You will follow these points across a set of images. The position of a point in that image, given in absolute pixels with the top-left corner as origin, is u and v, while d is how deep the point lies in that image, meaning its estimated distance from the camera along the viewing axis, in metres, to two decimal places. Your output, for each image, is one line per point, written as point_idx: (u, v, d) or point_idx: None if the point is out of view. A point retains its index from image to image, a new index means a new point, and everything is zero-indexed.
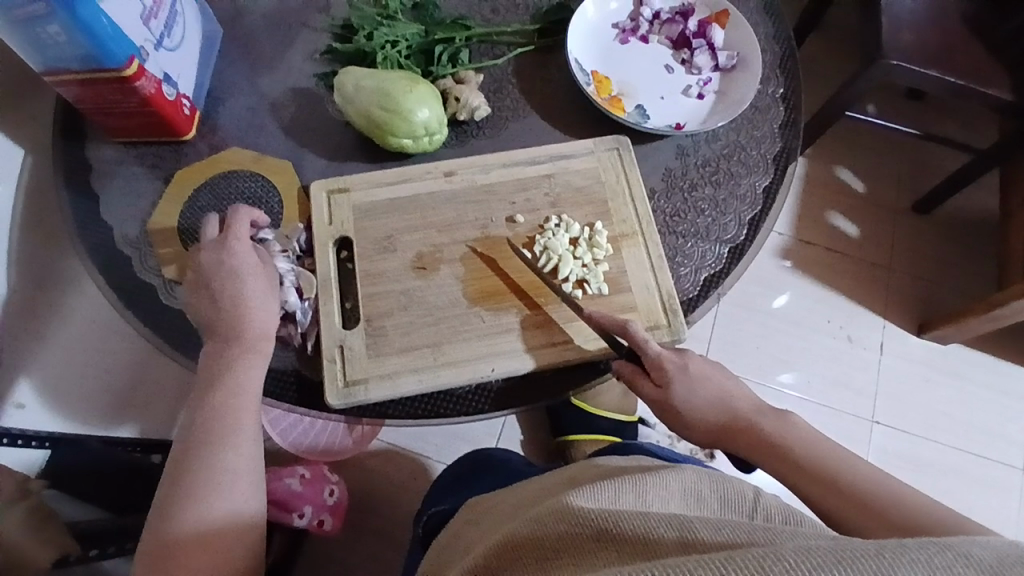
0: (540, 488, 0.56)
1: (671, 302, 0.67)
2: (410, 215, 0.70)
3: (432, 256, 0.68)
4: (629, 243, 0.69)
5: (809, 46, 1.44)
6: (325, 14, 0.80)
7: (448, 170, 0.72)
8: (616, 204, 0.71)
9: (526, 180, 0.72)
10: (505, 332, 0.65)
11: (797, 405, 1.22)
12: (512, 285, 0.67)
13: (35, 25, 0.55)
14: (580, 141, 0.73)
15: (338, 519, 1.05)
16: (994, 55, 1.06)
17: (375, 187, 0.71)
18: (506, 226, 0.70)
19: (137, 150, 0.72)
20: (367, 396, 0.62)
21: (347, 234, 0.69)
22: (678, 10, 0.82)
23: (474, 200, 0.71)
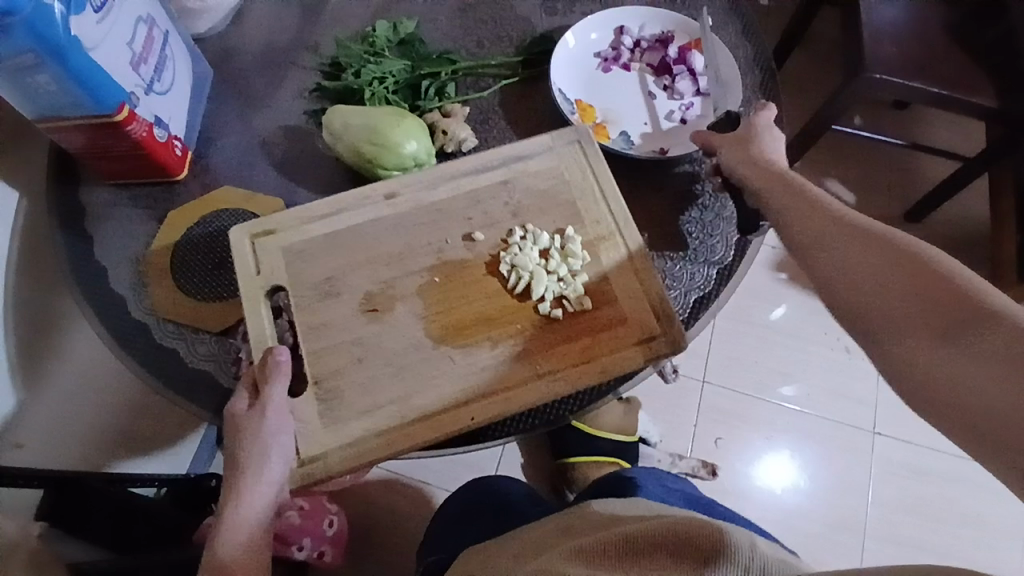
0: (537, 540, 0.59)
1: (663, 306, 0.66)
2: (352, 254, 0.68)
3: (383, 295, 0.66)
4: (606, 245, 0.68)
5: (794, 63, 1.46)
6: (314, 52, 0.82)
7: (388, 193, 0.70)
8: (587, 204, 0.70)
9: (481, 189, 0.70)
10: (478, 370, 0.64)
11: (798, 418, 1.22)
12: (481, 316, 0.66)
13: (26, 76, 0.56)
14: (537, 138, 0.72)
15: (338, 549, 1.05)
16: (975, 63, 1.08)
17: (305, 224, 0.69)
18: (463, 248, 0.68)
19: (130, 191, 0.73)
20: (328, 470, 0.61)
21: (281, 284, 0.66)
22: (657, 38, 0.84)
23: (420, 221, 0.69)
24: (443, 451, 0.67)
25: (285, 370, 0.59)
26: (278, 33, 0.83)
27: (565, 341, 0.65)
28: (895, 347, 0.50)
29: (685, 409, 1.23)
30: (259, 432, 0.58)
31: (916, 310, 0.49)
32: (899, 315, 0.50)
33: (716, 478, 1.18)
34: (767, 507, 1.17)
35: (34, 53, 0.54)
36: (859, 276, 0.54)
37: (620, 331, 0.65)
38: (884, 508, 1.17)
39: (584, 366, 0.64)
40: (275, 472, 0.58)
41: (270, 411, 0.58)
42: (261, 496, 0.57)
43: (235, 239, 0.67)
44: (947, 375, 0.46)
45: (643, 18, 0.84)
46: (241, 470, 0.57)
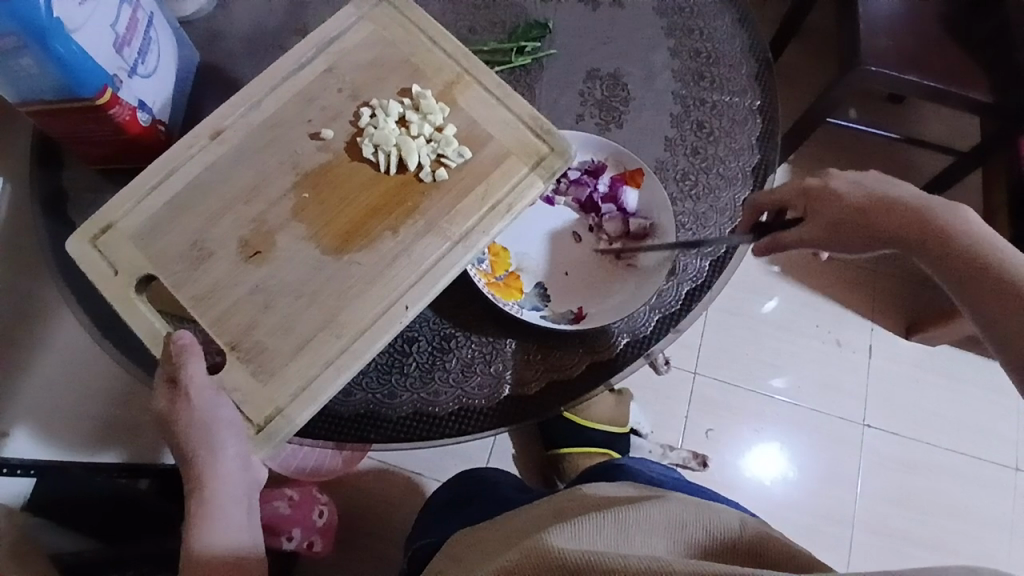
0: (528, 519, 0.58)
1: (543, 126, 0.64)
2: (218, 198, 0.61)
3: (263, 237, 0.60)
4: (462, 89, 0.66)
5: (789, 54, 1.45)
6: (302, 36, 0.81)
7: (215, 130, 0.63)
8: (422, 56, 0.67)
9: (314, 83, 0.65)
10: (393, 260, 0.59)
11: (789, 410, 1.23)
12: (369, 212, 0.61)
13: (6, 57, 0.55)
14: (342, 12, 0.67)
15: (328, 539, 1.04)
16: (971, 56, 1.07)
17: (142, 202, 0.61)
18: (318, 151, 0.63)
19: (114, 176, 0.72)
20: (290, 422, 0.56)
21: (149, 273, 0.59)
22: (587, 168, 0.75)
23: (264, 142, 0.63)
24: (438, 442, 0.67)
25: (194, 349, 0.54)
26: (265, 17, 0.81)
27: (465, 195, 0.62)
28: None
29: (677, 399, 1.23)
30: (201, 412, 0.54)
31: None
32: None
33: (705, 469, 1.18)
34: (757, 497, 1.17)
35: (16, 35, 0.53)
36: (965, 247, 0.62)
37: (511, 168, 0.63)
38: (872, 499, 1.18)
39: (493, 213, 0.61)
40: (231, 446, 0.55)
41: (194, 390, 0.54)
42: (224, 472, 0.55)
43: (76, 250, 0.59)
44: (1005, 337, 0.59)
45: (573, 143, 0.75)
46: (192, 452, 0.54)
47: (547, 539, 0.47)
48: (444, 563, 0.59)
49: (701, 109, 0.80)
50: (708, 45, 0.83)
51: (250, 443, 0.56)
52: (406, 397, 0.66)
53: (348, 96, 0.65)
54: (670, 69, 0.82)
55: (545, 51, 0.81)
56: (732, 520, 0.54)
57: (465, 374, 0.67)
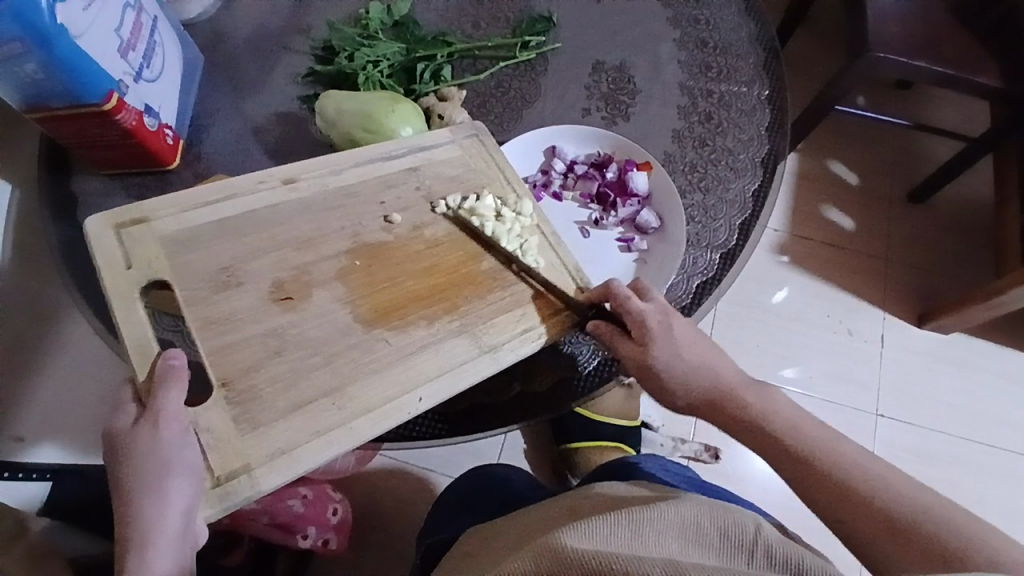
0: (540, 519, 0.58)
1: (580, 275, 0.65)
2: (253, 237, 0.61)
3: (297, 283, 0.60)
4: (523, 226, 0.66)
5: (795, 42, 1.44)
6: (306, 36, 0.80)
7: (287, 177, 0.64)
8: (495, 189, 0.68)
9: (388, 177, 0.66)
10: (419, 350, 0.58)
11: (801, 401, 1.22)
12: (410, 295, 0.61)
13: (13, 65, 0.55)
14: (439, 131, 0.70)
15: (343, 536, 1.04)
16: (980, 41, 1.06)
17: (187, 211, 0.61)
18: (382, 231, 0.64)
19: (123, 180, 0.72)
20: (253, 486, 0.52)
21: (161, 279, 0.58)
22: (593, 160, 0.76)
23: (333, 205, 0.64)
24: (453, 440, 0.67)
25: (181, 374, 0.51)
26: (268, 18, 0.81)
27: (506, 311, 0.62)
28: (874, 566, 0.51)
29: None
30: (164, 452, 0.49)
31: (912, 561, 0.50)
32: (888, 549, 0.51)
33: (717, 462, 1.18)
34: (770, 492, 1.16)
35: (20, 41, 0.53)
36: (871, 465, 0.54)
37: (552, 305, 0.63)
38: None
39: (527, 337, 0.61)
40: (183, 492, 0.49)
41: (164, 421, 0.50)
42: (172, 529, 0.48)
43: (94, 232, 0.58)
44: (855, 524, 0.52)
45: (578, 138, 0.76)
46: (138, 493, 0.48)
47: (556, 542, 0.48)
48: (456, 561, 0.60)
49: (708, 101, 0.79)
50: (715, 36, 0.83)
51: (200, 499, 0.51)
52: None
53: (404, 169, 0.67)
54: (678, 60, 0.81)
55: (549, 45, 0.80)
56: (748, 524, 0.53)
57: None
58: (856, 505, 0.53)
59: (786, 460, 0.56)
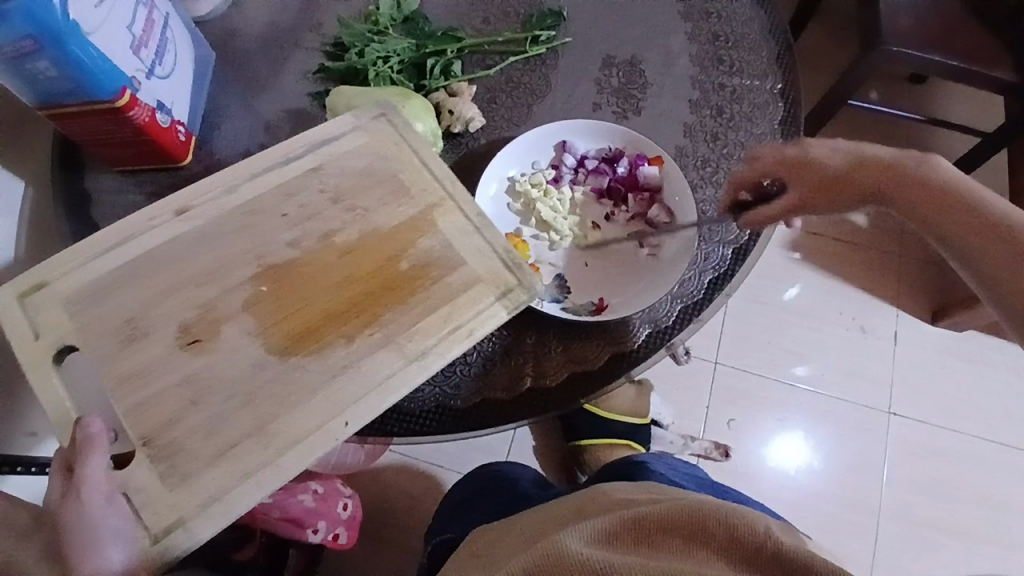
0: (547, 517, 0.58)
1: (512, 256, 0.58)
2: (156, 275, 0.56)
3: (206, 322, 0.55)
4: (442, 212, 0.60)
5: (808, 36, 1.42)
6: (317, 32, 0.81)
7: (181, 206, 0.59)
8: (411, 173, 0.62)
9: (295, 182, 0.60)
10: (335, 374, 0.54)
11: (811, 398, 1.21)
12: (319, 314, 0.55)
13: (26, 62, 0.55)
14: (338, 119, 0.64)
15: (352, 532, 1.02)
16: (994, 35, 1.04)
17: (86, 263, 0.56)
18: (286, 246, 0.58)
19: (135, 177, 0.73)
20: (192, 536, 0.49)
21: (70, 342, 0.54)
22: (604, 155, 0.75)
23: (231, 229, 0.58)
24: (467, 434, 0.66)
25: (99, 440, 0.48)
26: (279, 14, 0.82)
27: (425, 313, 0.56)
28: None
29: (698, 390, 1.22)
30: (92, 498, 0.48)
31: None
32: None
33: (728, 459, 1.17)
34: (782, 488, 1.16)
35: (33, 38, 0.53)
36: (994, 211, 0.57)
37: (474, 296, 0.57)
38: (899, 487, 1.16)
39: (453, 336, 0.56)
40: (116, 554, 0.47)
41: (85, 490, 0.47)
42: None
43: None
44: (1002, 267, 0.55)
45: (589, 131, 0.75)
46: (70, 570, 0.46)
47: (567, 546, 0.48)
48: (461, 560, 0.59)
49: (720, 95, 0.78)
50: (727, 29, 0.82)
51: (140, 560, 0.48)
52: (429, 389, 0.65)
53: (318, 165, 0.62)
54: (688, 54, 0.80)
55: (560, 39, 0.80)
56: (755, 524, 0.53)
57: (487, 366, 0.66)
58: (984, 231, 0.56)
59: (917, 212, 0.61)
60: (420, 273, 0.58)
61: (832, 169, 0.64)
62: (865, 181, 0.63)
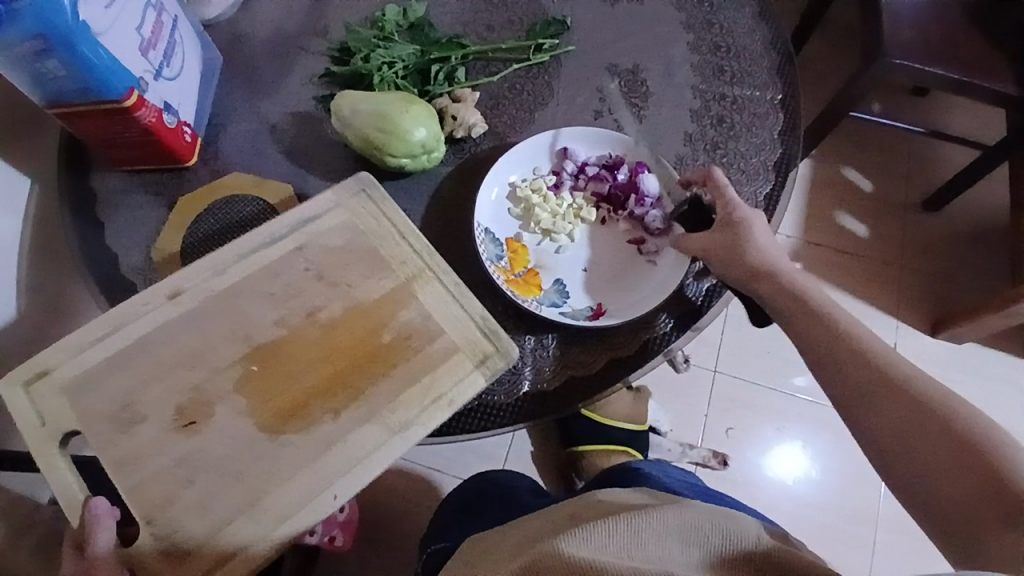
0: (546, 523, 0.59)
1: (489, 326, 0.60)
2: (151, 357, 0.58)
3: (198, 408, 0.57)
4: (420, 283, 0.61)
5: (810, 48, 1.43)
6: (323, 37, 0.82)
7: (172, 291, 0.60)
8: (390, 247, 0.63)
9: (274, 264, 0.62)
10: (330, 445, 0.56)
11: (811, 409, 1.21)
12: (308, 390, 0.57)
13: (36, 61, 0.56)
14: (318, 196, 0.64)
15: (348, 533, 1.04)
16: (997, 49, 1.05)
17: (81, 353, 0.57)
18: (272, 326, 0.60)
19: (141, 178, 0.73)
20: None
21: (75, 429, 0.56)
22: (604, 163, 0.76)
23: (216, 312, 0.60)
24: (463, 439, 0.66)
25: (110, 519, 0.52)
26: (286, 19, 0.83)
27: (409, 388, 0.58)
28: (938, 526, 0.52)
29: (698, 398, 1.22)
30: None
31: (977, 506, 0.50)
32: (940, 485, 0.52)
33: (726, 468, 1.17)
34: (780, 500, 1.16)
35: (44, 37, 0.54)
36: (898, 381, 0.57)
37: (450, 372, 0.59)
38: (897, 500, 1.15)
39: (436, 407, 0.57)
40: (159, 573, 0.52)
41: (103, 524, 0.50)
42: None
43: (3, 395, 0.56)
44: (896, 439, 0.55)
45: (590, 140, 0.76)
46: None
47: (564, 548, 0.48)
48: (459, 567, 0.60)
49: (721, 104, 0.79)
50: (728, 39, 0.83)
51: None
52: None
53: (295, 246, 0.63)
54: (690, 64, 0.81)
55: (563, 48, 0.81)
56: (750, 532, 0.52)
57: None
58: (884, 390, 0.57)
59: (828, 365, 0.61)
60: (398, 348, 0.59)
61: (776, 271, 0.65)
62: (793, 301, 0.64)
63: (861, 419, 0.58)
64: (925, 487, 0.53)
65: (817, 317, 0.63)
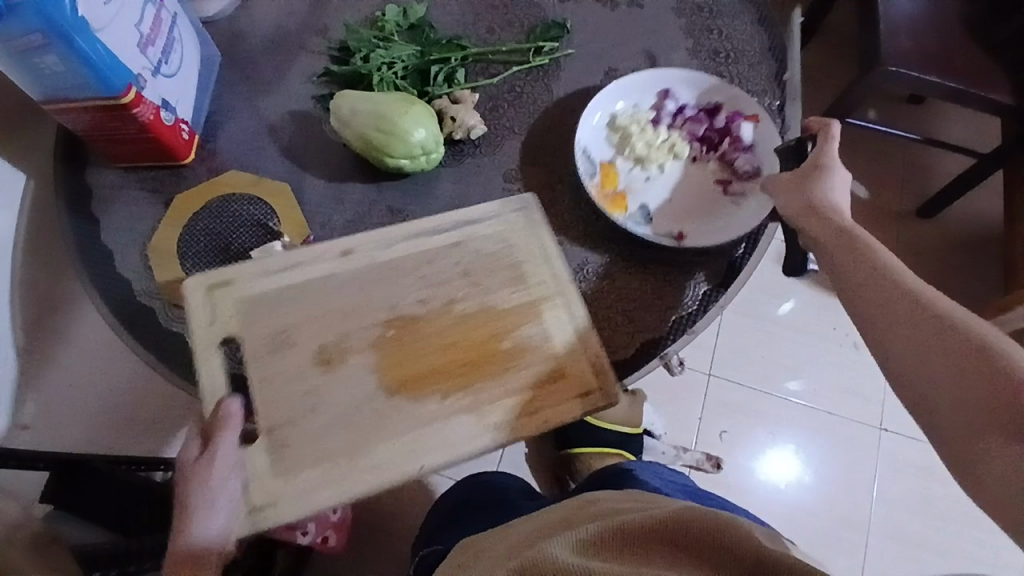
0: (538, 526, 0.58)
1: (598, 362, 0.64)
2: (311, 305, 0.64)
3: (338, 349, 0.63)
4: (548, 306, 0.65)
5: (808, 55, 1.44)
6: (323, 36, 0.81)
7: (345, 248, 0.66)
8: (533, 265, 0.67)
9: (432, 252, 0.67)
10: (458, 414, 0.61)
11: (804, 414, 1.22)
12: (438, 367, 0.63)
13: (33, 56, 0.56)
14: (485, 203, 0.69)
15: (341, 534, 1.03)
16: (993, 57, 1.06)
17: (263, 274, 0.64)
18: (418, 302, 0.65)
19: (137, 175, 0.73)
20: (276, 520, 0.57)
21: (233, 335, 0.63)
22: (704, 107, 0.79)
23: (376, 278, 0.66)
24: None
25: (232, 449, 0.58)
26: (286, 17, 0.82)
27: (528, 395, 0.62)
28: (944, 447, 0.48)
29: (692, 402, 1.22)
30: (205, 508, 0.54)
31: (983, 419, 0.46)
32: (943, 393, 0.48)
33: (719, 472, 1.17)
34: (770, 503, 1.16)
35: (42, 33, 0.54)
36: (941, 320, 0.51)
37: (559, 397, 0.62)
38: (888, 505, 1.16)
39: (529, 420, 0.62)
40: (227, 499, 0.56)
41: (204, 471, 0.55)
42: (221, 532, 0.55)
43: (188, 288, 0.63)
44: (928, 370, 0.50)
45: (691, 82, 0.79)
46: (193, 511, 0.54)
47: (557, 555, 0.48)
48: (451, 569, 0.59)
49: None
50: (728, 46, 0.83)
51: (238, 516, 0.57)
52: None
53: (428, 242, 0.67)
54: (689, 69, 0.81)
55: (563, 51, 0.81)
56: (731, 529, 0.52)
57: None
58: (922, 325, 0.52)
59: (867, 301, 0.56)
60: (518, 354, 0.64)
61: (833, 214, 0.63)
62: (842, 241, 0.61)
63: (883, 344, 0.53)
64: (930, 391, 0.49)
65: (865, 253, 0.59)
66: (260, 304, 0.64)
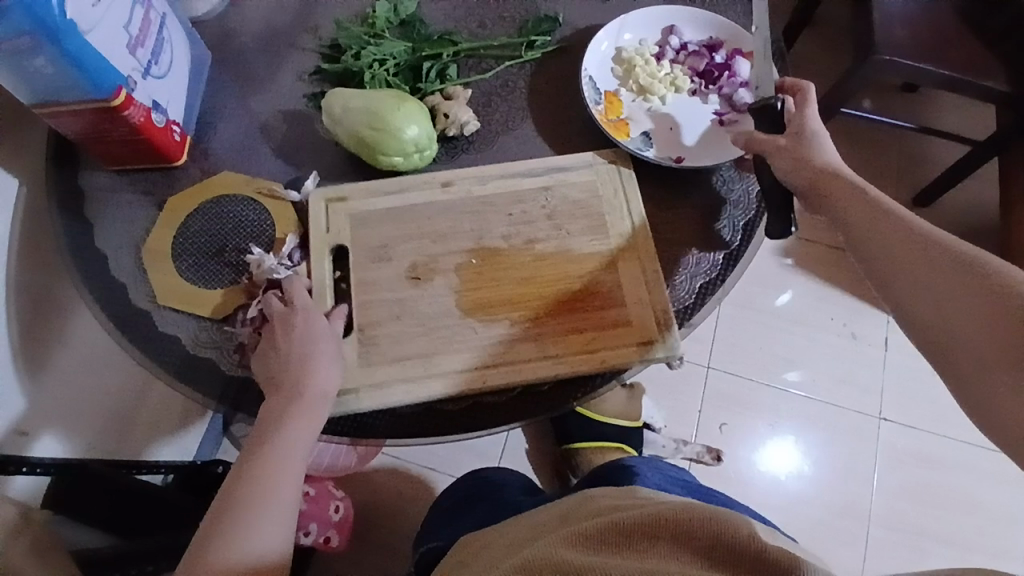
0: (538, 524, 0.58)
1: (665, 316, 0.65)
2: (408, 226, 0.69)
3: (426, 268, 0.67)
4: (627, 256, 0.67)
5: (802, 46, 1.44)
6: (314, 33, 0.81)
7: (444, 180, 0.71)
8: (614, 216, 0.69)
9: (522, 193, 0.71)
10: (494, 343, 0.64)
11: (804, 404, 1.22)
12: (505, 299, 0.66)
13: (22, 60, 0.55)
14: (580, 155, 0.73)
15: (344, 534, 1.04)
16: (989, 45, 1.06)
17: (376, 196, 0.70)
18: (502, 239, 0.69)
19: (130, 176, 0.73)
20: (358, 405, 0.61)
21: (343, 244, 0.68)
22: (704, 44, 0.81)
23: (468, 211, 0.70)
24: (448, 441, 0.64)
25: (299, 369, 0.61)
26: (277, 15, 0.82)
27: (609, 330, 0.64)
28: (949, 368, 0.52)
29: (691, 395, 1.22)
30: (263, 436, 0.58)
31: (993, 352, 0.48)
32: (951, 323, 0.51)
33: (719, 464, 1.17)
34: (771, 495, 1.16)
35: (30, 35, 0.53)
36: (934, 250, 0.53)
37: (625, 339, 0.64)
38: (889, 493, 1.16)
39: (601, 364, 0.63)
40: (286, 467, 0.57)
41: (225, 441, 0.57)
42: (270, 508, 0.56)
43: (311, 200, 0.69)
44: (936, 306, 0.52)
45: (697, 22, 0.82)
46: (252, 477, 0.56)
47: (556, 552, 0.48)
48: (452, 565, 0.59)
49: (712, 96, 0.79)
50: None
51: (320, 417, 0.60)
52: None
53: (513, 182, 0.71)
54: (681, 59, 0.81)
55: (554, 45, 0.81)
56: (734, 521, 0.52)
57: None
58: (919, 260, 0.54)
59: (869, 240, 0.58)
60: (597, 292, 0.66)
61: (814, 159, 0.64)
62: (826, 186, 0.62)
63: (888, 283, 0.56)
64: (944, 327, 0.51)
65: (845, 197, 0.61)
66: (357, 230, 0.69)
